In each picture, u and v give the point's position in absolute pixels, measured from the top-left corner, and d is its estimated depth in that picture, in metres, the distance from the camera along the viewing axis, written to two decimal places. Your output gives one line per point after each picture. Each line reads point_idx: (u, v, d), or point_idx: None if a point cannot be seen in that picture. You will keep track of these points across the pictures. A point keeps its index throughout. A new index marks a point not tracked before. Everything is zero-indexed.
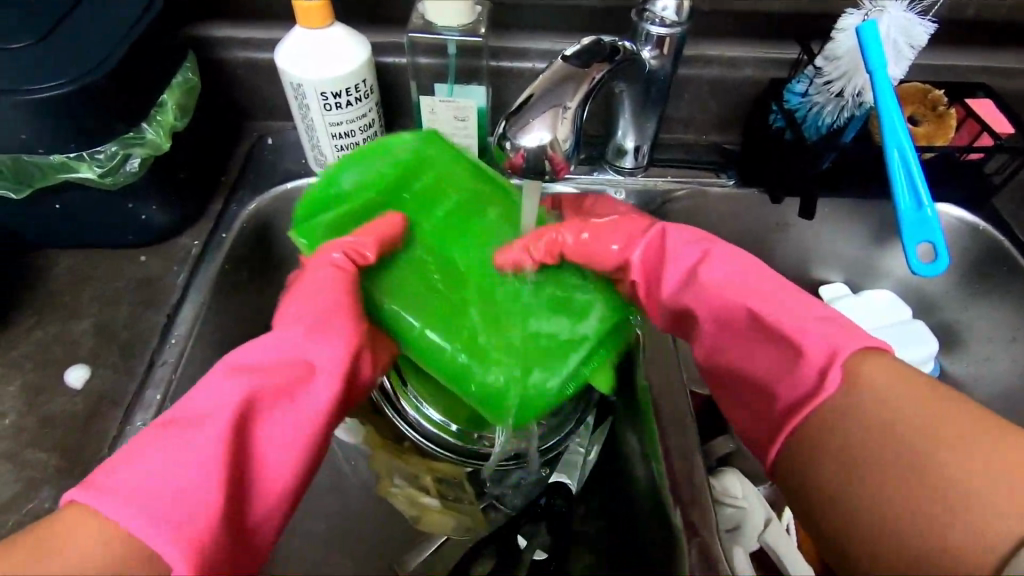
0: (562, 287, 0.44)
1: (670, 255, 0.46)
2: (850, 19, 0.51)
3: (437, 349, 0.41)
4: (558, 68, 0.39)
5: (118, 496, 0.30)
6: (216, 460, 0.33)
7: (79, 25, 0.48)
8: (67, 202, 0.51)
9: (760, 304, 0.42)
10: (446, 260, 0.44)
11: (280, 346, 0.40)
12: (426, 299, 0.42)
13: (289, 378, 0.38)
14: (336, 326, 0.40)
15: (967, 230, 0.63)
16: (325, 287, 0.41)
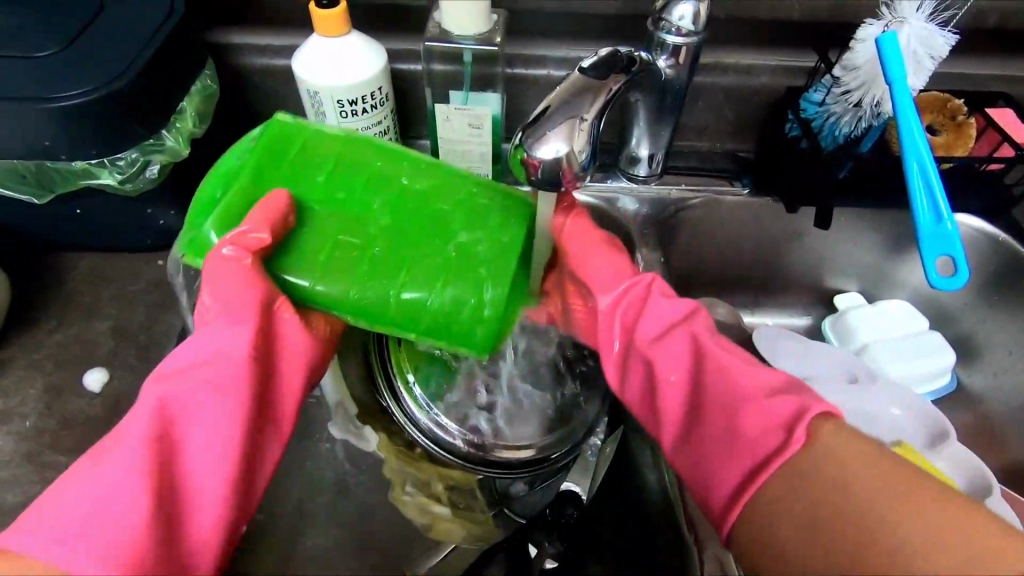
0: (470, 237, 0.43)
1: (647, 307, 0.48)
2: (870, 30, 0.50)
3: (354, 301, 0.41)
4: (574, 79, 0.39)
5: (51, 532, 0.33)
6: (135, 480, 0.36)
7: (101, 34, 0.49)
8: (88, 207, 0.52)
9: (727, 363, 0.43)
10: (355, 220, 0.42)
11: (200, 352, 0.42)
12: (340, 266, 0.41)
13: (210, 381, 0.40)
14: (248, 319, 0.41)
15: (986, 242, 0.62)
16: (226, 284, 0.41)
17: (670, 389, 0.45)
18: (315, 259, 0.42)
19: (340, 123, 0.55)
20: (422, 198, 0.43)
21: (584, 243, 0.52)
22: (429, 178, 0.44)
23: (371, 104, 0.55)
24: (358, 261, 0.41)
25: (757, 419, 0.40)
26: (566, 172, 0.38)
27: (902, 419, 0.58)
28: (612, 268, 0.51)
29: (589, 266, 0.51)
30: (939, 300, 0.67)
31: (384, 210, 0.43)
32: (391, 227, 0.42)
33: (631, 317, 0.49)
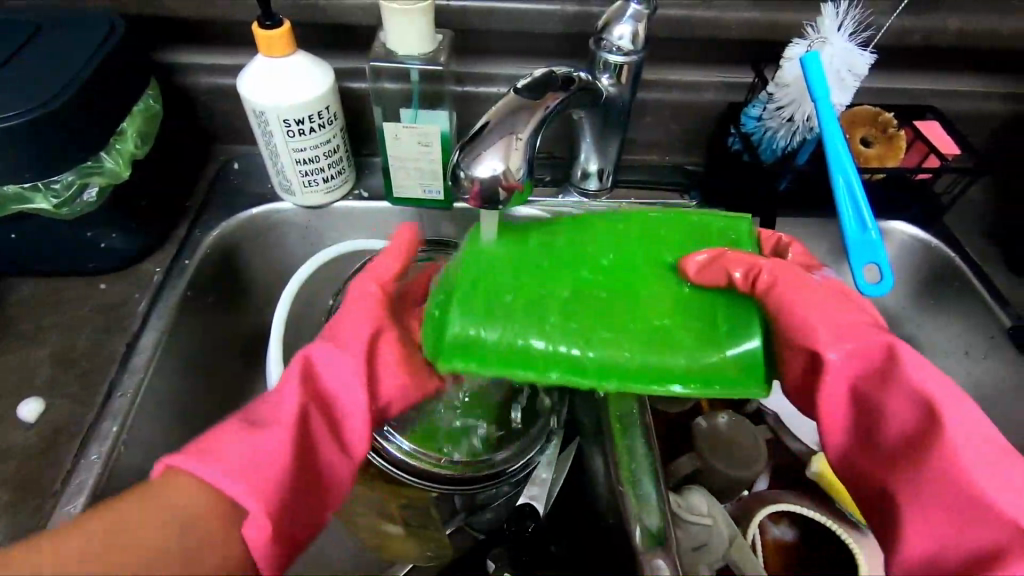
0: (722, 309, 0.40)
1: (894, 386, 0.38)
2: (796, 49, 0.53)
3: (518, 357, 0.38)
4: (510, 98, 0.40)
5: (216, 467, 0.35)
6: (291, 437, 0.37)
7: (37, 55, 0.48)
8: (25, 231, 0.51)
9: (976, 475, 0.35)
10: (565, 264, 0.40)
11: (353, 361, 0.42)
12: (523, 311, 0.39)
13: (343, 376, 0.41)
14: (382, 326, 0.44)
15: (921, 247, 0.66)
16: (366, 311, 0.44)
17: (915, 491, 0.36)
18: (490, 300, 0.39)
19: (288, 142, 0.55)
20: (615, 248, 0.41)
21: (796, 289, 0.39)
22: (616, 231, 0.42)
23: (318, 123, 0.54)
24: (547, 316, 0.38)
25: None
26: (505, 189, 0.39)
27: None
28: (857, 320, 0.40)
29: (822, 320, 0.39)
30: (883, 305, 0.70)
31: (580, 251, 0.41)
32: (598, 266, 0.40)
33: (872, 390, 0.39)
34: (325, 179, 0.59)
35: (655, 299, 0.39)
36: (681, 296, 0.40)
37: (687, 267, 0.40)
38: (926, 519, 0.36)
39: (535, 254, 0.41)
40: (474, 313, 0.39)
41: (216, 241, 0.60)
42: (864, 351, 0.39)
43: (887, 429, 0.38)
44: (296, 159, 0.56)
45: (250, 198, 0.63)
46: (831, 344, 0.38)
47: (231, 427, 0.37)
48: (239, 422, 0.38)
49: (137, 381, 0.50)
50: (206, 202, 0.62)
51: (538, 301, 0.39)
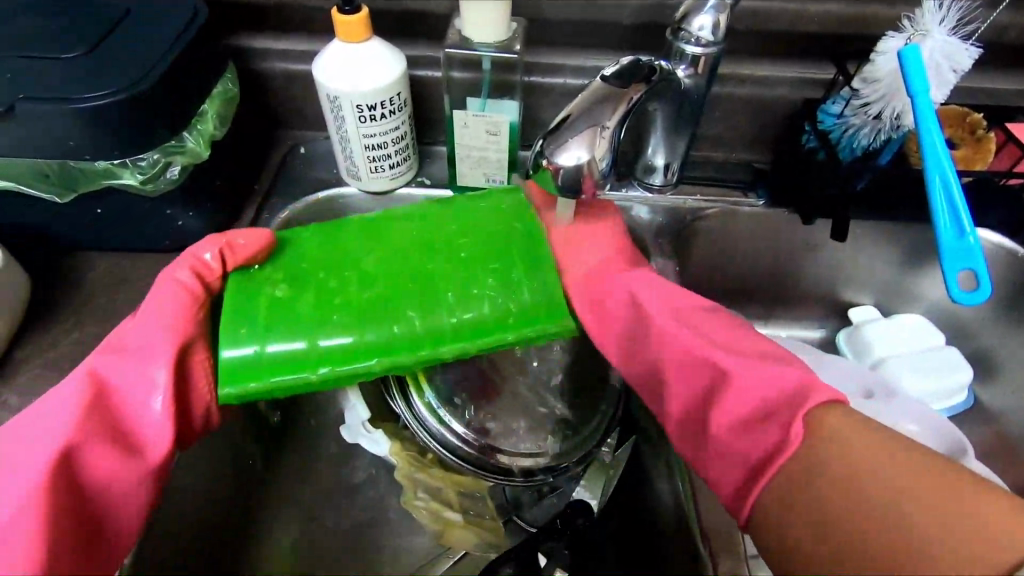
0: (473, 272, 0.47)
1: (622, 293, 0.49)
2: (891, 43, 0.50)
3: (290, 359, 0.43)
4: (595, 88, 0.39)
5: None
6: (22, 503, 0.37)
7: (127, 36, 0.49)
8: (109, 206, 0.52)
9: (662, 331, 0.46)
10: (348, 275, 0.47)
11: (139, 367, 0.43)
12: (306, 320, 0.44)
13: (132, 374, 0.43)
14: (168, 343, 0.44)
15: (1005, 256, 0.62)
16: (167, 303, 0.45)
17: (672, 370, 0.45)
18: (251, 311, 0.44)
19: (359, 127, 0.55)
20: (426, 260, 0.48)
21: (570, 249, 0.52)
22: (385, 238, 0.49)
23: (388, 109, 0.55)
24: (325, 322, 0.44)
25: (745, 391, 0.41)
26: (586, 178, 0.38)
27: (920, 432, 0.56)
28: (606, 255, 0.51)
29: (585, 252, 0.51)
30: (959, 315, 0.66)
31: (366, 252, 0.49)
32: (363, 264, 0.48)
33: (619, 325, 0.49)
34: (391, 166, 0.60)
35: (439, 293, 0.46)
36: (453, 285, 0.46)
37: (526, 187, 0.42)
38: (676, 387, 0.44)
39: (314, 262, 0.48)
40: (251, 332, 0.43)
41: (285, 223, 0.61)
42: (595, 277, 0.50)
43: (630, 348, 0.48)
44: (365, 144, 0.57)
45: (316, 183, 0.64)
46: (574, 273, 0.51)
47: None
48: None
49: None
50: (273, 185, 0.64)
51: (314, 306, 0.45)
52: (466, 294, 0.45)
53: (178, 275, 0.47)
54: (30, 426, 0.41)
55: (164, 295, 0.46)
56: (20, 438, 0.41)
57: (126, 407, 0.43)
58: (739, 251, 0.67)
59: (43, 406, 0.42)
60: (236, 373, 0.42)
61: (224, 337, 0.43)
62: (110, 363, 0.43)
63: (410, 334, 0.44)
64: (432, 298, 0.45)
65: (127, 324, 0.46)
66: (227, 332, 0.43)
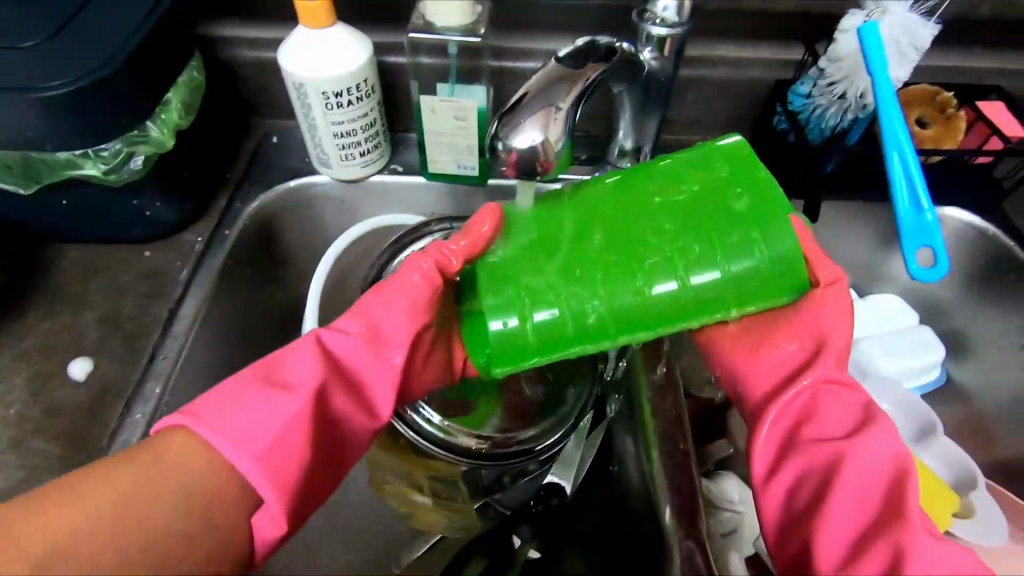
0: (692, 236, 0.40)
1: (847, 403, 0.42)
2: (852, 20, 0.50)
3: (536, 341, 0.40)
4: (551, 69, 0.39)
5: (205, 433, 0.37)
6: (302, 419, 0.39)
7: (88, 24, 0.49)
8: (75, 197, 0.52)
9: (868, 458, 0.39)
10: (590, 232, 0.42)
11: (378, 350, 0.44)
12: (541, 297, 0.40)
13: (367, 357, 0.44)
14: (421, 312, 0.45)
15: (975, 235, 0.63)
16: (409, 289, 0.45)
17: (842, 485, 0.39)
18: (504, 283, 0.41)
19: (326, 114, 0.55)
20: (654, 226, 0.41)
21: (807, 313, 0.43)
22: (624, 204, 0.43)
23: (356, 96, 0.55)
24: (543, 295, 0.40)
25: (942, 558, 0.35)
26: (542, 161, 0.38)
27: (889, 413, 0.57)
28: (841, 332, 0.42)
29: (831, 320, 0.42)
30: (932, 295, 0.67)
31: (639, 209, 0.42)
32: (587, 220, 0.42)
33: (810, 425, 0.42)
34: (362, 153, 0.59)
35: (685, 248, 0.40)
36: (706, 235, 0.40)
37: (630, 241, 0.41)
38: (839, 513, 0.38)
39: (563, 227, 0.43)
40: (496, 305, 0.40)
41: (254, 213, 0.61)
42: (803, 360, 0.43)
43: (809, 451, 0.41)
44: (334, 132, 0.57)
45: (288, 172, 0.64)
46: (770, 352, 0.44)
47: (272, 382, 0.40)
48: (275, 399, 0.39)
49: (178, 346, 0.51)
50: (245, 175, 0.63)
51: (539, 277, 0.41)
52: (676, 254, 0.40)
53: (421, 264, 0.45)
54: (285, 366, 0.41)
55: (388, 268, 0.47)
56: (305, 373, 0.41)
57: (356, 358, 0.44)
58: None
59: (290, 355, 0.42)
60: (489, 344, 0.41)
61: (489, 308, 0.40)
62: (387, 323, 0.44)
63: (661, 304, 0.40)
64: (678, 266, 0.39)
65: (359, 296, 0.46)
66: (489, 304, 0.40)
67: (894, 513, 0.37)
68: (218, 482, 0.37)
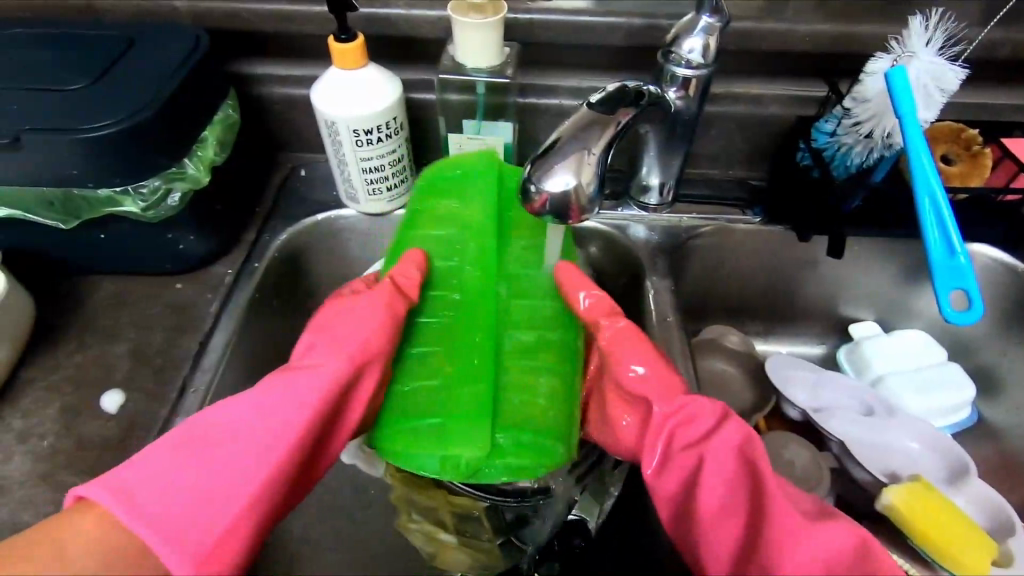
0: (528, 334, 0.47)
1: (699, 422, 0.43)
2: (879, 63, 0.51)
3: (412, 413, 0.43)
4: (583, 113, 0.40)
5: (129, 514, 0.35)
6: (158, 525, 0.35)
7: (130, 67, 0.51)
8: (111, 232, 0.54)
9: (712, 466, 0.41)
10: (530, 368, 0.45)
11: (177, 463, 0.38)
12: (515, 418, 0.43)
13: (155, 466, 0.37)
14: (223, 439, 0.39)
15: (1005, 272, 0.62)
16: (302, 385, 0.42)
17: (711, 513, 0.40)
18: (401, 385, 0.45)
19: (356, 151, 0.56)
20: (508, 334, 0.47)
21: (627, 358, 0.46)
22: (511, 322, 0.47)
23: (385, 133, 0.56)
24: (460, 398, 0.43)
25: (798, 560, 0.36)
26: (573, 204, 0.38)
27: (921, 453, 0.56)
28: (632, 354, 0.46)
29: (638, 370, 0.45)
30: (959, 330, 0.66)
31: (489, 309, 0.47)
32: (456, 335, 0.46)
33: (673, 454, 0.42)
34: (388, 188, 0.60)
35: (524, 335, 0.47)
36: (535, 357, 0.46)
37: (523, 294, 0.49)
38: (715, 529, 0.40)
39: (462, 361, 0.45)
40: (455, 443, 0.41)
41: (283, 245, 0.62)
42: (667, 391, 0.44)
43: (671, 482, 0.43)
44: (363, 167, 0.58)
45: (316, 205, 0.65)
46: (651, 400, 0.44)
47: (129, 489, 0.36)
48: (168, 475, 0.37)
49: (207, 379, 0.52)
50: (274, 208, 0.65)
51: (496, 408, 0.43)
52: (524, 348, 0.46)
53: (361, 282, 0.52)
54: (217, 415, 0.40)
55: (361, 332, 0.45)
56: (202, 454, 0.38)
57: (172, 468, 0.37)
58: (736, 267, 0.67)
59: (142, 459, 0.38)
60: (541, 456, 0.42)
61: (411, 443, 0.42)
62: (241, 408, 0.40)
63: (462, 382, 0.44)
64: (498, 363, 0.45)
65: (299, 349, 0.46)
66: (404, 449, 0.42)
67: (757, 530, 0.39)
68: (136, 569, 0.35)
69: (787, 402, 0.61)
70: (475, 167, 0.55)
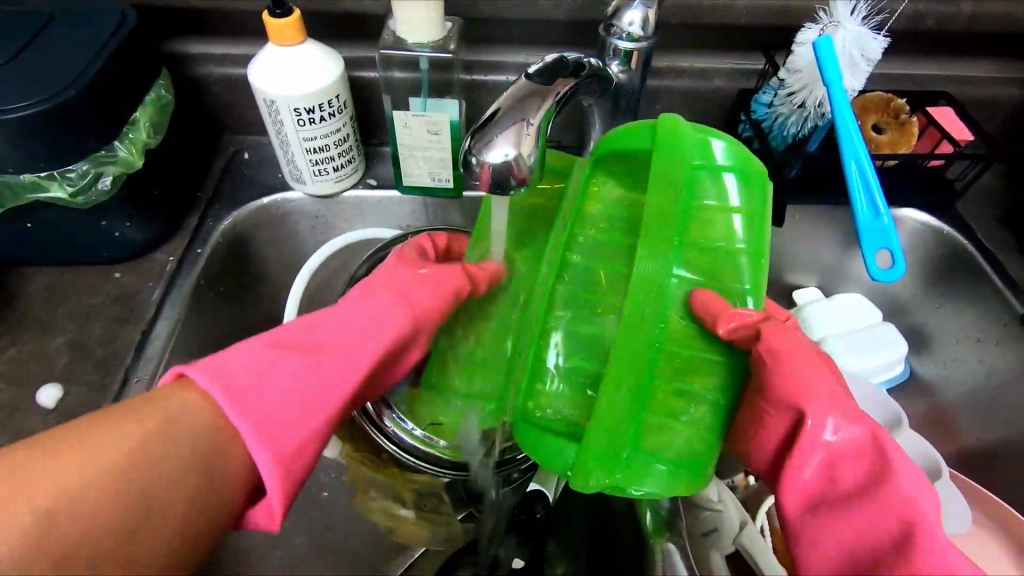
0: (688, 346, 0.41)
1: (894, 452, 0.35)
2: (808, 34, 0.53)
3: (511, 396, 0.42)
4: (522, 85, 0.40)
5: (232, 397, 0.33)
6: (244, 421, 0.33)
7: (49, 45, 0.48)
8: (40, 221, 0.51)
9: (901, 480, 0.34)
10: (679, 391, 0.40)
11: (258, 366, 0.35)
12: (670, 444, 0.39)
13: (253, 367, 0.35)
14: (293, 361, 0.37)
15: (932, 234, 0.66)
16: (362, 328, 0.41)
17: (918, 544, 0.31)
18: (444, 373, 0.47)
19: (298, 130, 0.55)
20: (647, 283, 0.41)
21: (793, 359, 0.39)
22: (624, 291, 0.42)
23: (328, 112, 0.55)
24: (587, 402, 0.41)
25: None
26: (515, 174, 0.39)
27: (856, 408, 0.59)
28: (812, 377, 0.38)
29: (807, 376, 0.38)
30: (893, 293, 0.70)
31: (634, 305, 0.37)
32: (591, 335, 0.42)
33: (840, 457, 0.36)
34: (335, 169, 0.59)
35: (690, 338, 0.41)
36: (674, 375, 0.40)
37: (699, 295, 0.40)
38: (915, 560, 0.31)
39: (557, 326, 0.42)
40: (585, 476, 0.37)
41: (228, 230, 0.60)
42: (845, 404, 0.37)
43: (825, 484, 0.36)
44: (306, 148, 0.57)
45: (261, 188, 0.63)
46: (841, 406, 0.37)
47: (236, 384, 0.34)
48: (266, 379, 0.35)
49: (152, 369, 0.51)
50: (217, 193, 0.63)
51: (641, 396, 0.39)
52: (687, 365, 0.41)
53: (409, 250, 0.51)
54: (302, 341, 0.39)
55: (422, 300, 0.45)
56: (273, 364, 0.36)
57: (256, 373, 0.35)
58: None
59: (231, 355, 0.35)
60: (694, 478, 0.39)
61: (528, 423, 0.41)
62: (315, 336, 0.40)
63: (578, 370, 0.41)
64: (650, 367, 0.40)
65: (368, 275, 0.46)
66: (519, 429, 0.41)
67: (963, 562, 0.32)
68: (191, 491, 0.31)
69: None
70: (684, 143, 0.39)
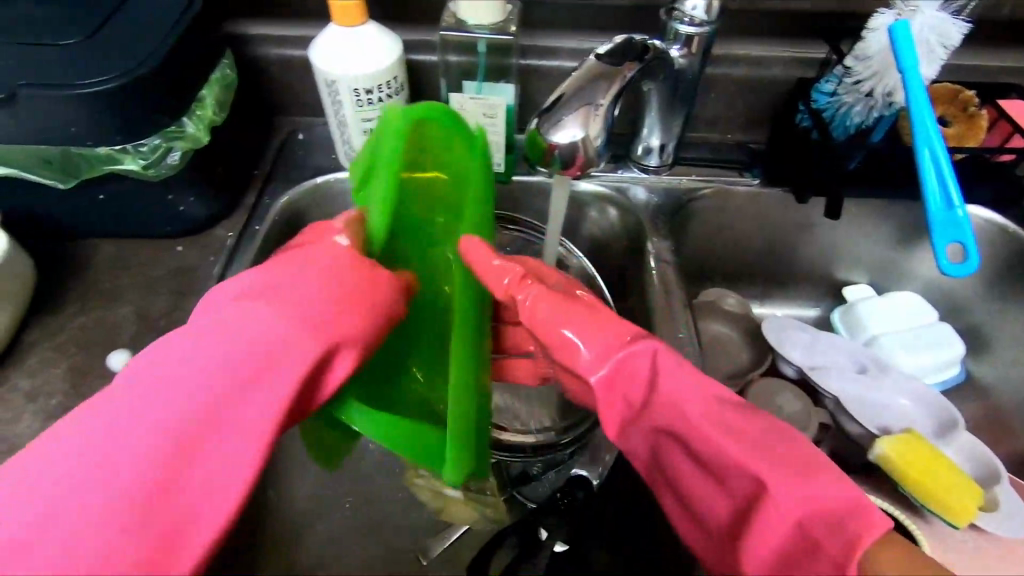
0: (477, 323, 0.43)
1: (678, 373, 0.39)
2: (882, 19, 0.50)
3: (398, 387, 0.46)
4: (590, 66, 0.40)
5: (18, 511, 0.30)
6: (40, 532, 0.29)
7: (125, 22, 0.50)
8: (110, 193, 0.53)
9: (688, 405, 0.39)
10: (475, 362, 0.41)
11: (74, 455, 0.31)
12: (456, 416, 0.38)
13: (61, 466, 0.31)
14: (118, 432, 0.32)
15: (998, 232, 0.62)
16: (215, 348, 0.35)
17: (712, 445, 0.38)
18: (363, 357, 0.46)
19: (357, 110, 0.55)
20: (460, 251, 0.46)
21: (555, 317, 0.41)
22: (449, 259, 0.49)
23: (387, 93, 0.55)
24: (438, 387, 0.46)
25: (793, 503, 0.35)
26: (579, 156, 0.39)
27: (910, 408, 0.58)
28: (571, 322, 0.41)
29: (565, 330, 0.41)
30: (951, 292, 0.67)
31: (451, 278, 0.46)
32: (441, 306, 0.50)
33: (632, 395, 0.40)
34: None
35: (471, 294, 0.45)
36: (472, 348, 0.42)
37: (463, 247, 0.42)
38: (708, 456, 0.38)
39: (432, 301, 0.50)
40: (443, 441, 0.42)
41: (284, 207, 0.61)
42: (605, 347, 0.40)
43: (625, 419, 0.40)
44: (363, 128, 0.57)
45: (315, 169, 0.64)
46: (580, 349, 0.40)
47: (41, 490, 0.30)
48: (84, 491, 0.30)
49: None
50: (274, 171, 0.64)
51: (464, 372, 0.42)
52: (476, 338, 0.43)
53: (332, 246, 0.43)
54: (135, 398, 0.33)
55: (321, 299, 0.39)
56: (96, 440, 0.32)
57: (65, 460, 0.31)
58: (732, 232, 0.67)
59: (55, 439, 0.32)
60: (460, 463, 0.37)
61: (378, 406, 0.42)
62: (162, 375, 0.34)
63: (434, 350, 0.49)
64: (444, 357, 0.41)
65: (227, 295, 0.39)
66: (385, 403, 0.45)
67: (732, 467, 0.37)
68: None
69: (783, 362, 0.63)
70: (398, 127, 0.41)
